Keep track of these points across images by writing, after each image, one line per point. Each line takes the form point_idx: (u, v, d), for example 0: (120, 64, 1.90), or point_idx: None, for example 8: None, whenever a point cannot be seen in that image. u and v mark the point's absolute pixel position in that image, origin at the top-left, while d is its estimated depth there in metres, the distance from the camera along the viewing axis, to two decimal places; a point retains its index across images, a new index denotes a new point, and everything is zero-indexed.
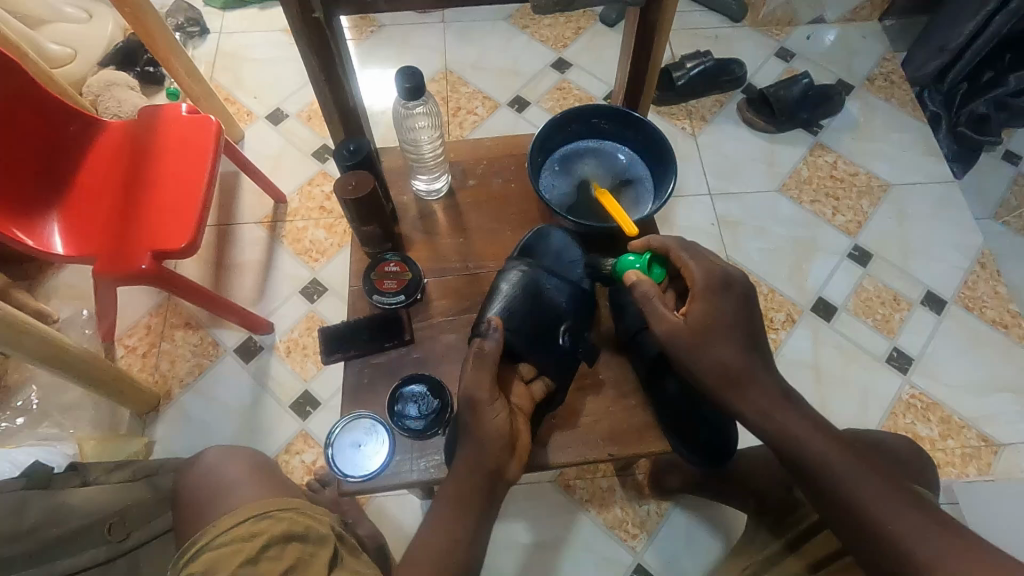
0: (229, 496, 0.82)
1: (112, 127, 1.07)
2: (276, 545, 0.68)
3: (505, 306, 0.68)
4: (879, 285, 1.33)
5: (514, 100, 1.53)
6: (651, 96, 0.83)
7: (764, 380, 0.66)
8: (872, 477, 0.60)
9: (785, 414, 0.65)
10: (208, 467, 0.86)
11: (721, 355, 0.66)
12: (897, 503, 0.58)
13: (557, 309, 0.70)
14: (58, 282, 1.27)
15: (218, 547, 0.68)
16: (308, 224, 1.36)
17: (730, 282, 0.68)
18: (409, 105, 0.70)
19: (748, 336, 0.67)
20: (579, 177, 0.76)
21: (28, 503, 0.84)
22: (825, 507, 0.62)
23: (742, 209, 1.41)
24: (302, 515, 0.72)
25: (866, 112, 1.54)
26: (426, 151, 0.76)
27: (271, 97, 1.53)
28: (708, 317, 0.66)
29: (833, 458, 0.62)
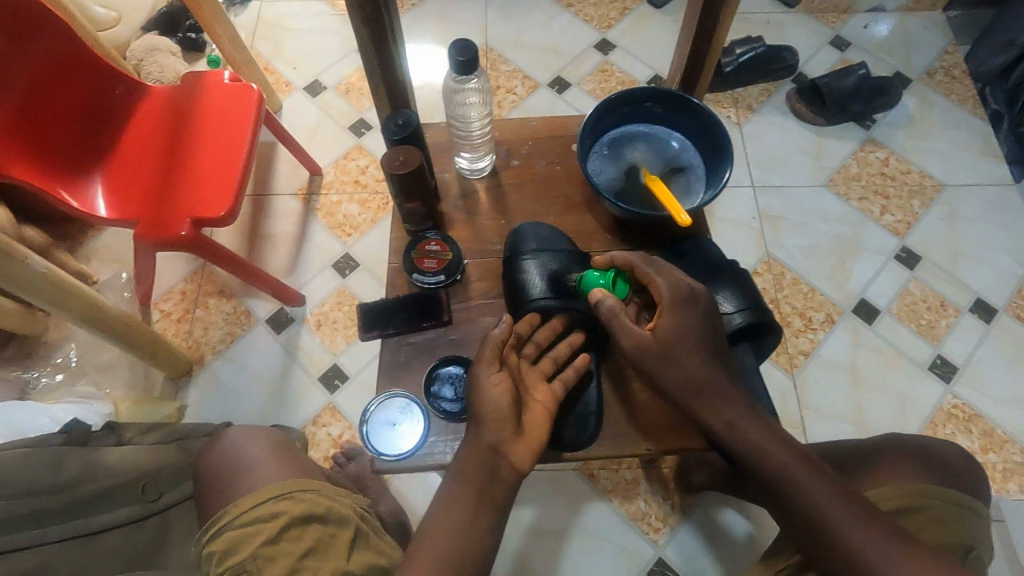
0: (254, 475, 0.80)
1: (155, 92, 1.07)
2: (295, 526, 0.70)
3: (527, 293, 0.68)
4: (925, 289, 1.28)
5: (554, 81, 1.50)
6: (708, 83, 0.79)
7: (729, 389, 0.64)
8: (836, 492, 0.58)
9: (748, 423, 0.63)
10: (233, 445, 0.85)
11: (689, 367, 0.64)
12: (859, 518, 0.56)
13: (567, 269, 0.70)
14: (99, 244, 1.29)
15: (240, 527, 0.70)
16: (341, 198, 1.36)
17: (697, 297, 0.65)
18: (461, 79, 0.67)
19: (710, 344, 0.65)
20: (628, 162, 0.74)
21: (66, 457, 0.85)
22: (792, 523, 0.59)
23: (785, 203, 1.36)
24: (322, 496, 0.73)
25: (922, 107, 1.47)
26: (475, 128, 0.74)
27: (309, 68, 1.52)
28: (675, 330, 0.64)
29: (795, 472, 0.60)
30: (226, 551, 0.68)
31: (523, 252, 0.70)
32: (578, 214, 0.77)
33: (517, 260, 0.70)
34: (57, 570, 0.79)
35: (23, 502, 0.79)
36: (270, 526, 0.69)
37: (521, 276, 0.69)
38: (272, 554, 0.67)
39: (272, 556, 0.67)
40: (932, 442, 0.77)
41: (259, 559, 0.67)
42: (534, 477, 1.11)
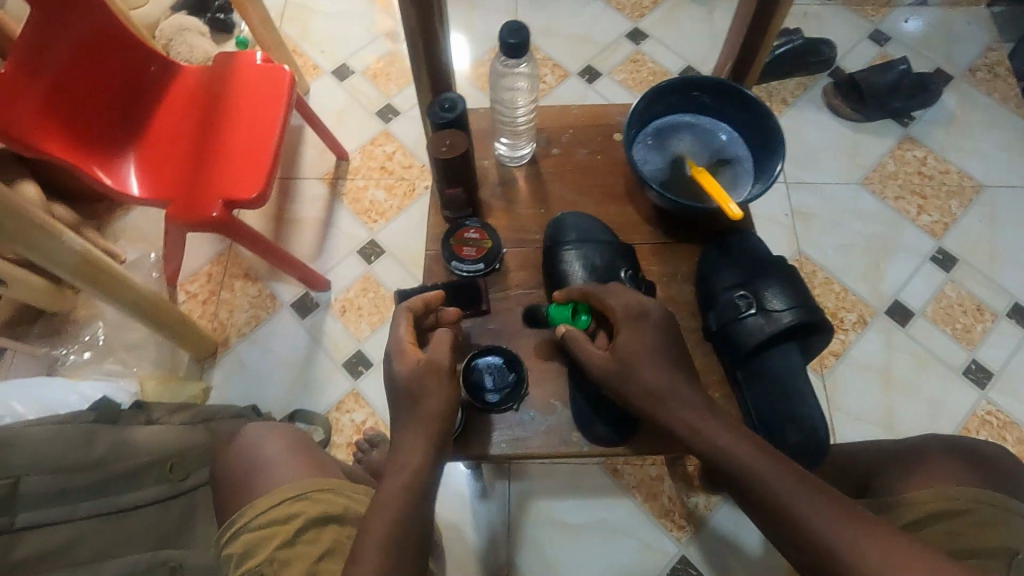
0: (272, 478, 0.78)
1: (189, 72, 1.06)
2: (312, 528, 0.72)
3: (567, 284, 0.67)
4: (961, 292, 1.24)
5: (584, 70, 1.47)
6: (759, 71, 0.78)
7: (690, 395, 0.58)
8: (809, 490, 0.53)
9: (712, 426, 0.57)
10: (247, 445, 0.83)
11: (653, 377, 0.59)
12: (838, 517, 0.51)
13: (610, 262, 0.68)
14: (127, 223, 1.29)
15: (256, 529, 0.72)
16: (368, 184, 1.35)
17: (650, 312, 0.63)
18: (510, 62, 0.65)
19: (670, 355, 0.61)
20: (674, 153, 0.72)
21: (97, 436, 0.85)
22: (769, 528, 0.54)
23: (818, 201, 1.33)
24: (340, 495, 0.75)
25: (963, 105, 1.43)
26: (521, 114, 0.72)
27: (337, 51, 1.51)
28: (634, 346, 0.60)
29: (767, 472, 0.54)
30: (244, 553, 0.71)
31: (565, 243, 0.69)
32: (619, 205, 0.75)
33: (555, 255, 0.69)
34: (85, 546, 0.78)
35: (55, 478, 0.79)
36: (287, 528, 0.71)
37: (560, 271, 0.68)
38: (288, 557, 0.70)
39: (288, 560, 0.70)
40: (966, 438, 0.74)
41: (275, 562, 0.70)
42: (556, 469, 1.11)
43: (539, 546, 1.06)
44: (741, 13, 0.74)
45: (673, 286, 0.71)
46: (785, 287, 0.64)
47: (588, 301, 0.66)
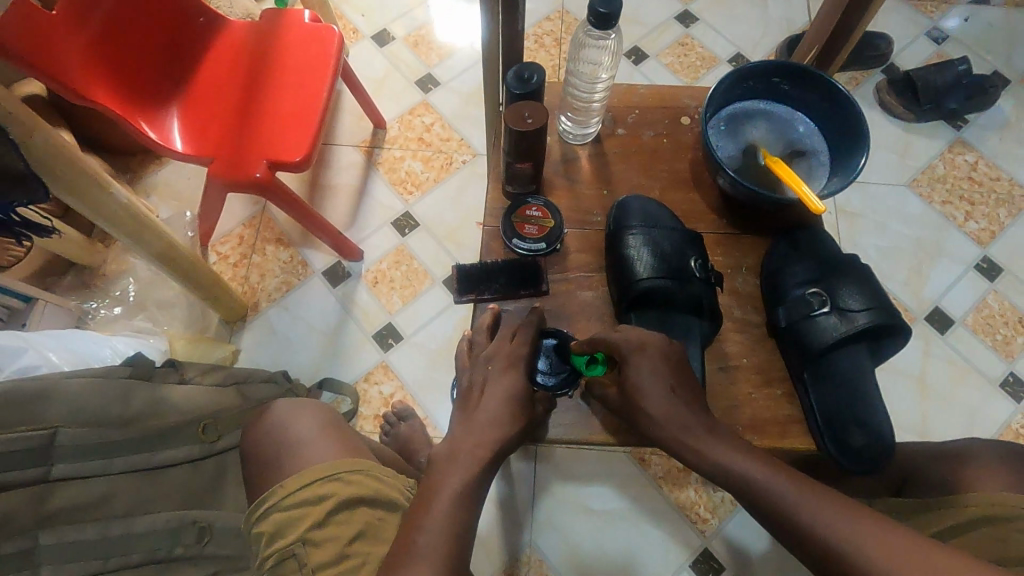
0: (307, 453, 0.78)
1: (235, 26, 1.03)
2: (345, 509, 0.71)
3: (632, 269, 0.64)
4: (1004, 303, 1.22)
5: (631, 50, 1.43)
6: (846, 56, 0.77)
7: (691, 418, 0.59)
8: (836, 509, 0.51)
9: (712, 444, 0.58)
10: (281, 419, 0.83)
11: (655, 404, 0.60)
12: (851, 521, 0.50)
13: (677, 249, 0.66)
14: (160, 180, 1.27)
15: (287, 509, 0.71)
16: (405, 154, 1.33)
17: (650, 342, 0.62)
18: (597, 33, 0.63)
19: (671, 381, 0.61)
20: (747, 141, 0.69)
21: (132, 391, 0.85)
22: (808, 559, 0.51)
23: (863, 200, 1.30)
24: (371, 478, 0.74)
25: (1020, 111, 1.39)
26: (598, 95, 0.71)
27: (379, 15, 1.47)
28: (641, 380, 0.61)
29: (789, 492, 0.53)
30: (273, 535, 0.70)
31: (628, 229, 0.67)
32: (685, 191, 0.73)
33: (621, 241, 0.66)
34: (120, 500, 0.78)
35: (94, 432, 0.78)
36: (319, 509, 0.70)
37: (625, 258, 0.65)
38: (319, 539, 0.68)
39: (320, 541, 0.68)
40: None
41: (307, 543, 0.68)
42: (583, 454, 1.10)
43: (562, 530, 1.05)
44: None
45: (737, 279, 0.70)
46: (863, 287, 0.63)
47: (655, 288, 0.64)
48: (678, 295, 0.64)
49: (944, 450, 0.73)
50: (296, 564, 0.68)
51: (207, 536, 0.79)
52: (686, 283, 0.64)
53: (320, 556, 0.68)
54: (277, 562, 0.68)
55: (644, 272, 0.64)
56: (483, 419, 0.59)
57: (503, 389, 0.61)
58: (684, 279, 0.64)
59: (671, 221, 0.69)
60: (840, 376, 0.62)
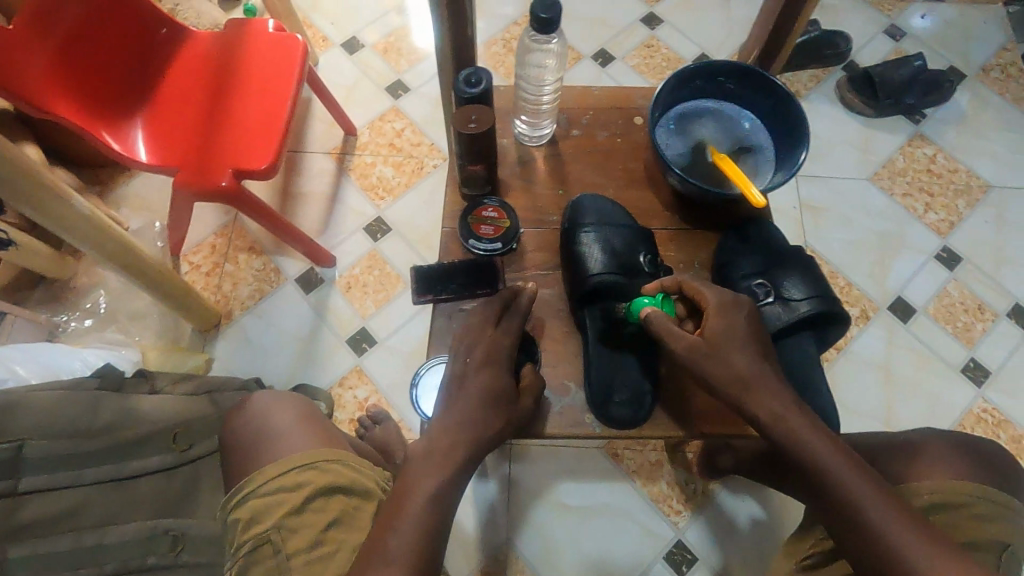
0: (280, 446, 0.78)
1: (199, 37, 1.04)
2: (320, 497, 0.72)
3: (586, 264, 0.67)
4: (964, 291, 1.25)
5: (598, 53, 1.45)
6: (787, 58, 0.79)
7: (777, 388, 0.60)
8: (889, 503, 0.54)
9: (796, 418, 0.59)
10: (260, 410, 0.84)
11: (737, 363, 0.60)
12: (899, 518, 0.54)
13: (629, 246, 0.68)
14: (130, 192, 1.27)
15: (265, 495, 0.72)
16: (376, 160, 1.34)
17: (741, 301, 0.64)
18: (541, 37, 0.65)
19: (757, 342, 0.62)
20: (696, 139, 0.71)
21: (102, 404, 0.85)
22: (839, 529, 0.56)
23: (827, 195, 1.33)
24: (347, 468, 0.76)
25: (975, 105, 1.43)
26: (547, 94, 0.72)
27: (348, 23, 1.48)
28: (725, 330, 0.62)
29: (848, 476, 0.56)
30: (252, 520, 0.71)
31: (583, 226, 0.69)
32: (639, 189, 0.75)
33: (576, 237, 0.69)
34: (93, 511, 0.78)
35: (61, 444, 0.78)
36: (295, 496, 0.72)
37: (578, 254, 0.68)
38: (296, 524, 0.70)
39: (295, 528, 0.70)
40: (976, 437, 0.74)
41: (283, 529, 0.70)
42: (558, 451, 1.12)
43: (538, 527, 1.07)
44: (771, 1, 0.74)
45: (690, 273, 0.72)
46: (805, 278, 0.66)
47: (607, 284, 0.66)
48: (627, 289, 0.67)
49: (893, 440, 0.76)
50: (272, 549, 0.69)
51: (180, 544, 0.79)
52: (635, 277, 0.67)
53: (297, 541, 0.69)
54: (252, 549, 0.69)
55: (598, 266, 0.67)
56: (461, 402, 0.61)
57: (482, 378, 0.62)
58: (633, 273, 0.67)
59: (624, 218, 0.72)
60: (797, 365, 0.65)
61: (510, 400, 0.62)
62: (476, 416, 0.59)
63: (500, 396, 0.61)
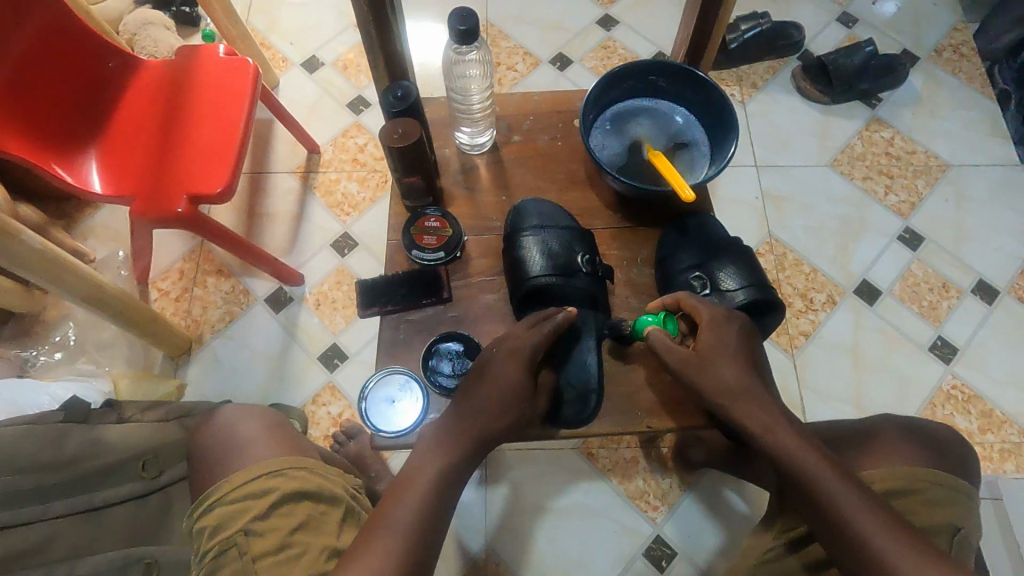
0: (246, 456, 0.79)
1: (149, 66, 1.05)
2: (287, 502, 0.72)
3: (526, 268, 0.67)
4: (928, 271, 1.27)
5: (556, 58, 1.47)
6: (716, 48, 0.79)
7: (766, 400, 0.64)
8: (875, 511, 0.56)
9: (783, 430, 0.62)
10: (224, 424, 0.84)
11: (726, 375, 0.64)
12: (886, 526, 0.55)
13: (567, 247, 0.69)
14: (96, 222, 1.28)
15: (230, 502, 0.72)
16: (340, 176, 1.34)
17: (735, 315, 0.68)
18: (463, 49, 0.67)
19: (749, 358, 0.66)
20: (632, 137, 0.73)
21: (69, 434, 0.84)
22: (825, 535, 0.58)
23: (788, 184, 1.35)
24: (315, 474, 0.76)
25: (930, 86, 1.44)
26: (476, 101, 0.74)
27: (307, 43, 1.49)
28: (717, 346, 0.65)
29: (834, 485, 0.58)
30: (218, 526, 0.70)
31: (522, 229, 0.70)
32: (580, 190, 0.76)
33: (516, 240, 0.69)
34: (60, 545, 0.78)
35: (24, 478, 0.78)
36: (262, 502, 0.71)
37: (518, 257, 0.68)
38: (264, 529, 0.70)
39: (262, 531, 0.70)
40: (929, 423, 0.77)
41: (250, 534, 0.69)
42: (533, 455, 1.12)
43: (516, 531, 1.07)
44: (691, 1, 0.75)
45: (633, 270, 0.74)
46: (739, 267, 0.71)
47: (546, 286, 0.67)
48: (566, 289, 0.67)
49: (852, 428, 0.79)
50: (237, 553, 0.69)
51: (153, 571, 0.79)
52: (574, 277, 0.68)
53: (263, 545, 0.69)
54: (216, 554, 0.69)
55: (538, 267, 0.67)
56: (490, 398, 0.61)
57: (508, 372, 0.61)
58: (571, 273, 0.68)
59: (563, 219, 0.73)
60: (764, 364, 0.68)
61: (528, 397, 0.62)
62: (484, 415, 0.60)
63: (515, 400, 0.61)
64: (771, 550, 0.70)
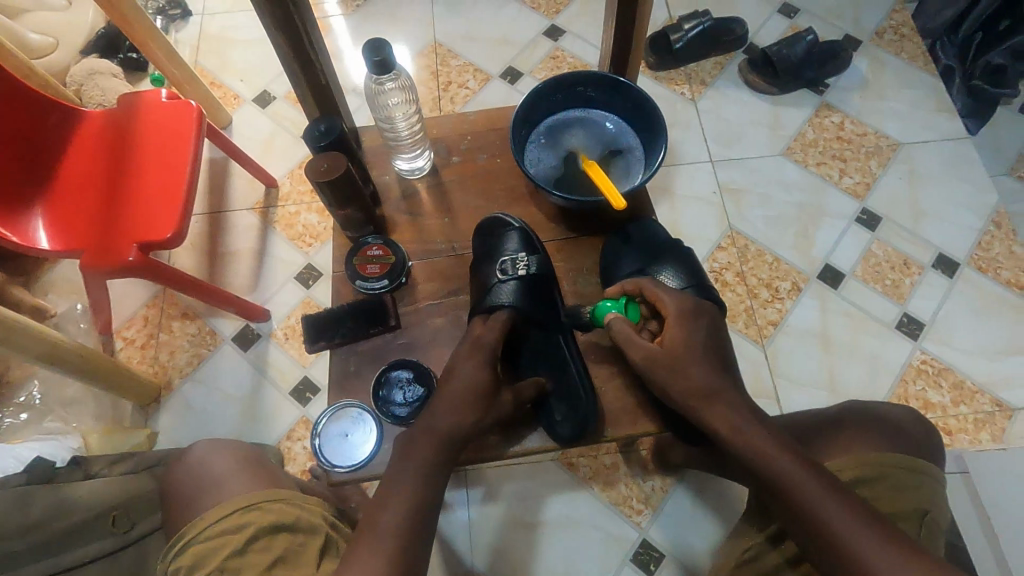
0: (219, 494, 0.71)
1: (93, 117, 1.05)
2: (263, 537, 0.64)
3: (471, 290, 0.77)
4: (888, 249, 1.28)
5: (506, 71, 1.48)
6: (639, 59, 0.83)
7: (734, 398, 0.66)
8: (849, 508, 0.56)
9: (751, 427, 0.63)
10: (194, 464, 0.76)
11: (697, 374, 0.67)
12: (859, 520, 0.55)
13: (496, 258, 0.76)
14: (55, 277, 1.26)
15: (206, 541, 0.65)
16: (299, 209, 1.34)
17: (701, 313, 0.71)
18: (381, 79, 0.73)
19: (715, 358, 0.69)
20: (566, 149, 0.79)
21: (31, 498, 0.81)
22: (798, 529, 0.58)
23: (744, 176, 1.36)
24: (292, 504, 0.68)
25: (874, 68, 1.47)
26: (402, 128, 0.78)
27: (257, 78, 1.49)
28: (682, 340, 0.69)
29: (804, 481, 0.59)
30: (193, 566, 0.63)
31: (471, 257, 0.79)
32: (523, 205, 0.83)
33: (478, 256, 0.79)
34: None
35: None
36: (236, 539, 0.64)
37: (469, 281, 0.78)
38: (240, 567, 0.62)
39: (239, 570, 0.62)
40: (893, 408, 0.78)
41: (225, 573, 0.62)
42: (513, 469, 1.12)
43: (502, 549, 1.06)
44: (609, 18, 0.79)
45: (579, 280, 0.81)
46: (681, 268, 0.77)
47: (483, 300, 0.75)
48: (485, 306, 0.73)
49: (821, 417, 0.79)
50: None
51: None
52: (497, 288, 0.74)
53: None
54: None
55: (480, 285, 0.76)
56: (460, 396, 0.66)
57: (474, 350, 0.69)
58: (493, 290, 0.74)
59: (515, 223, 0.78)
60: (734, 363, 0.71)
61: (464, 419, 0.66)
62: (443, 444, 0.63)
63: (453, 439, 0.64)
64: (750, 548, 0.70)
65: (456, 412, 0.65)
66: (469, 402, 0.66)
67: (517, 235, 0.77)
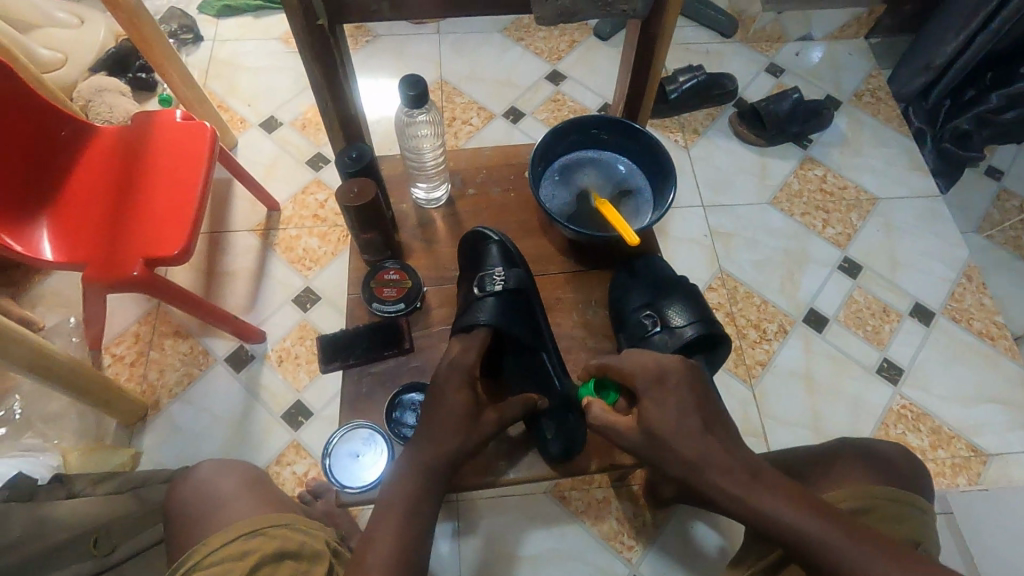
0: (226, 513, 0.72)
1: (107, 133, 1.06)
2: (268, 564, 0.63)
3: (458, 312, 0.79)
4: (868, 296, 1.35)
5: (508, 111, 1.54)
6: (649, 108, 0.89)
7: (714, 445, 0.64)
8: (846, 535, 0.57)
9: (738, 479, 0.62)
10: (197, 486, 0.76)
11: (664, 423, 0.65)
12: (860, 545, 0.57)
13: (477, 277, 0.78)
14: (46, 289, 1.24)
15: (208, 568, 0.63)
16: (300, 233, 1.35)
17: (666, 374, 0.68)
18: (413, 114, 0.76)
19: (688, 402, 0.67)
20: (579, 187, 0.84)
21: (13, 515, 0.79)
22: (800, 562, 0.59)
23: (733, 220, 1.43)
24: (297, 530, 0.68)
25: (853, 127, 1.57)
26: (428, 158, 0.83)
27: (265, 104, 1.52)
28: (659, 414, 0.66)
29: (802, 521, 0.59)
30: None
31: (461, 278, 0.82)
32: (534, 238, 0.87)
33: (468, 273, 0.81)
34: None
35: None
36: (240, 565, 0.63)
37: (459, 303, 0.80)
38: None
39: None
40: (879, 443, 0.82)
41: None
42: (504, 501, 1.11)
43: None
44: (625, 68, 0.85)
45: (587, 312, 0.84)
46: (688, 306, 0.79)
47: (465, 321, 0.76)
48: (464, 325, 0.75)
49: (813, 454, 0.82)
50: None
51: None
52: (477, 308, 0.75)
53: None
54: None
55: (466, 303, 0.78)
56: (440, 419, 0.66)
57: (453, 376, 0.69)
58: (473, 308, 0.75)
59: (495, 237, 0.80)
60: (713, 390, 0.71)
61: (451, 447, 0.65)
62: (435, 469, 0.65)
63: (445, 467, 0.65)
64: None
65: (443, 446, 0.65)
66: (451, 434, 0.65)
67: (497, 250, 0.80)
